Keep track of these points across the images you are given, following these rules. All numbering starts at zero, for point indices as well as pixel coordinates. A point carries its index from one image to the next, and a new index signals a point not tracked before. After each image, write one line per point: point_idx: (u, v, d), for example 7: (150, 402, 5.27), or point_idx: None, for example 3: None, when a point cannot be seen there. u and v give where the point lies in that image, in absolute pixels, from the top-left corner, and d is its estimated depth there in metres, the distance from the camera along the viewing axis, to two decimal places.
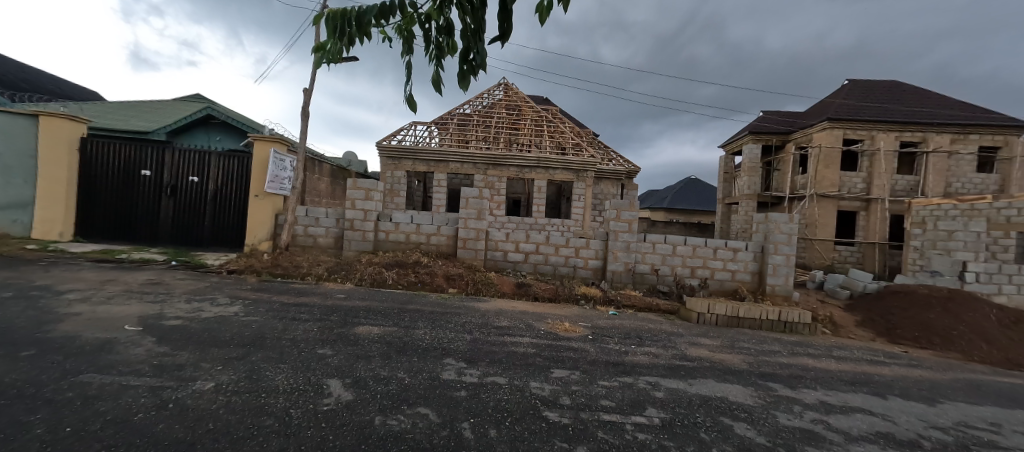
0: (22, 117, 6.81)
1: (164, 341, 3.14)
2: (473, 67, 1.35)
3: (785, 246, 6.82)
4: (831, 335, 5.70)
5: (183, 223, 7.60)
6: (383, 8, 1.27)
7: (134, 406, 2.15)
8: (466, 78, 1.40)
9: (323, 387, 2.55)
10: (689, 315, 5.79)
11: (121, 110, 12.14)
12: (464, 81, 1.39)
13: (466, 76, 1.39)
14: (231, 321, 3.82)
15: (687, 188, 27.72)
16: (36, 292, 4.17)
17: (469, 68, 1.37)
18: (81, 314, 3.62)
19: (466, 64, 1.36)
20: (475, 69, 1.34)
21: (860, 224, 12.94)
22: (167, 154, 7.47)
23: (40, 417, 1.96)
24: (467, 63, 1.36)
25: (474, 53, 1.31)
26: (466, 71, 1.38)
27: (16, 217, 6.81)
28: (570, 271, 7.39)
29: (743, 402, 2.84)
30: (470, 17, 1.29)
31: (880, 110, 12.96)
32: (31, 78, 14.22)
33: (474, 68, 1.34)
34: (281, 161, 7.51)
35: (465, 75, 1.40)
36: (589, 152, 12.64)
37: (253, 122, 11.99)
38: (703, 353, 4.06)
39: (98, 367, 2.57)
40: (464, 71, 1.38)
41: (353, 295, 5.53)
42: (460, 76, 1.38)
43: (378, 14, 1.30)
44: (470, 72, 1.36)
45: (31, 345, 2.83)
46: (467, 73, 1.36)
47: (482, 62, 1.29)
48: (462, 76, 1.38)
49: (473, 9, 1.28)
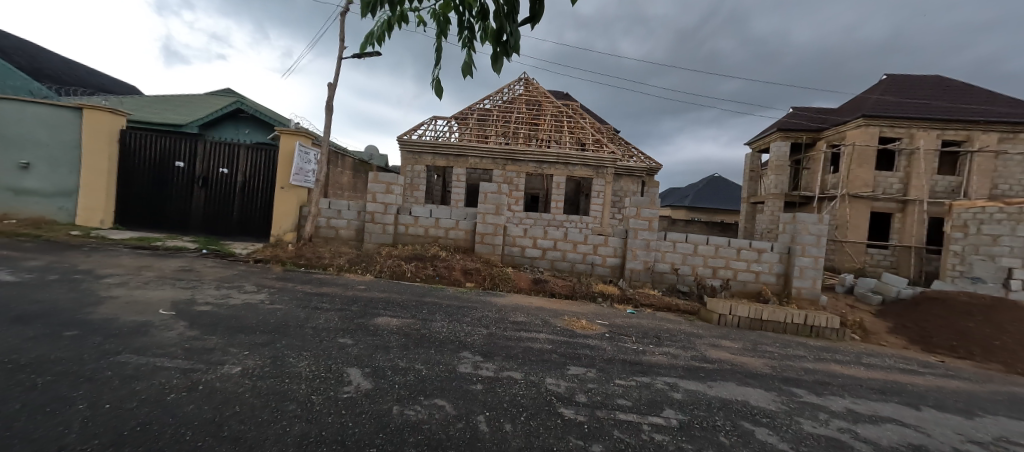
0: (68, 109, 7.17)
1: (196, 326, 3.27)
2: (505, 50, 1.31)
3: (814, 247, 6.59)
4: (861, 341, 5.47)
5: (213, 213, 7.89)
6: None
7: (167, 386, 2.25)
8: (498, 62, 1.36)
9: (343, 375, 2.61)
10: (710, 317, 5.66)
11: (157, 104, 12.67)
12: (495, 64, 1.35)
13: (498, 60, 1.35)
14: (257, 308, 3.95)
15: (710, 185, 27.05)
16: (78, 276, 4.42)
17: (501, 51, 1.34)
18: (118, 297, 3.82)
19: (499, 46, 1.33)
20: (507, 52, 1.30)
21: (895, 226, 12.35)
22: (199, 145, 7.76)
23: (82, 393, 2.09)
24: (500, 46, 1.33)
25: (506, 36, 1.29)
26: (498, 53, 1.34)
27: (61, 204, 7.21)
28: (587, 268, 7.33)
29: (765, 407, 2.76)
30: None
31: (920, 107, 12.31)
32: (75, 73, 15.01)
33: (506, 49, 1.32)
34: (306, 155, 7.69)
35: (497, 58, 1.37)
36: (610, 148, 12.50)
37: (280, 116, 12.30)
38: (724, 355, 3.97)
39: (134, 349, 2.70)
40: (496, 54, 1.35)
41: (373, 287, 5.64)
42: (492, 59, 1.33)
43: None
44: (502, 55, 1.31)
45: (75, 326, 3.00)
46: (499, 56, 1.34)
47: (514, 46, 1.27)
48: (493, 58, 1.34)
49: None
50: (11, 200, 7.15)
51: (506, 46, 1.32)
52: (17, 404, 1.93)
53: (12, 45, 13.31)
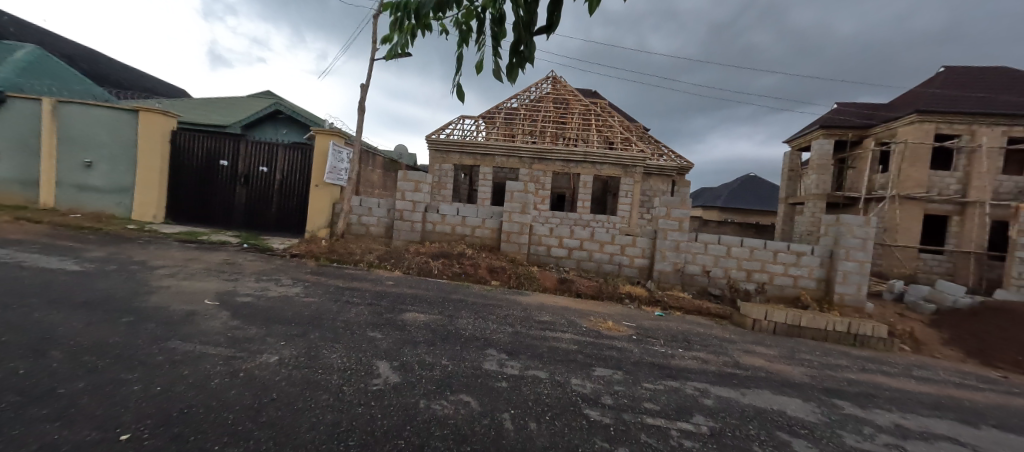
0: (126, 112, 7.73)
1: (237, 316, 3.46)
2: (521, 60, 1.24)
3: (859, 251, 6.22)
4: (911, 352, 5.11)
5: (253, 210, 8.28)
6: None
7: (211, 372, 2.39)
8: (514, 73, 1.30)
9: (372, 368, 2.68)
10: (744, 321, 5.44)
11: (204, 107, 13.45)
12: (511, 75, 1.27)
13: (514, 71, 1.29)
14: (293, 301, 4.13)
15: (744, 185, 25.98)
16: (134, 267, 4.75)
17: (518, 62, 1.26)
18: (169, 287, 4.08)
19: (515, 56, 1.25)
20: (523, 63, 1.24)
21: (951, 230, 11.46)
22: (241, 145, 8.16)
23: (137, 376, 2.24)
24: (517, 56, 1.25)
25: (523, 46, 1.22)
26: (515, 64, 1.27)
27: (119, 200, 7.80)
28: (614, 269, 7.21)
29: (803, 417, 2.63)
30: (522, 9, 1.23)
31: (983, 101, 11.35)
32: (132, 78, 16.15)
33: (523, 60, 1.23)
34: (339, 154, 7.98)
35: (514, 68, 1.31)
36: (639, 147, 12.26)
37: (315, 117, 12.77)
38: (759, 362, 3.80)
39: (182, 336, 2.89)
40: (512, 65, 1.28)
41: (401, 283, 5.78)
42: (507, 70, 1.26)
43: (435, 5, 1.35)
44: (518, 66, 1.25)
45: (131, 313, 3.23)
46: (515, 67, 1.27)
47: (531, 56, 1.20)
48: (509, 69, 1.26)
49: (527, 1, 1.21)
50: (77, 195, 7.80)
51: (524, 56, 1.24)
52: (82, 383, 2.10)
53: (79, 53, 14.46)
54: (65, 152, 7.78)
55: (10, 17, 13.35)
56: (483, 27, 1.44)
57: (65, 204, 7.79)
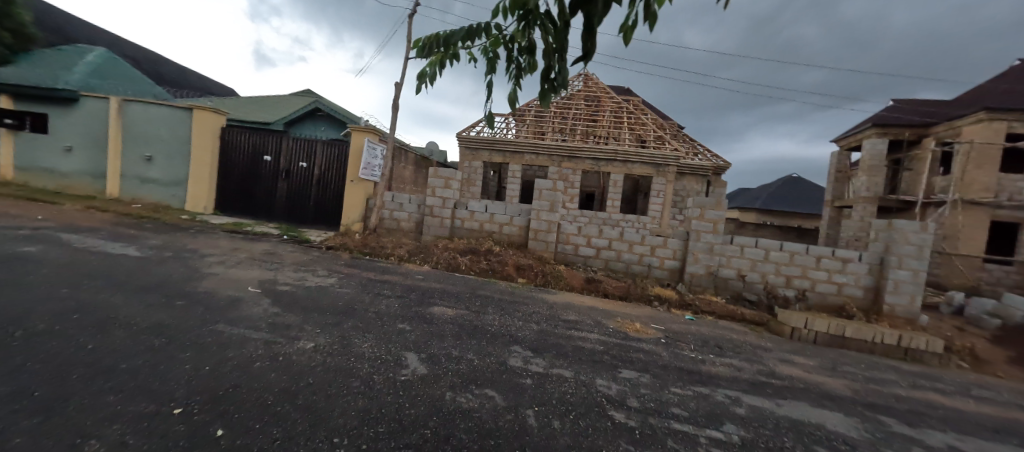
0: (181, 110, 8.30)
1: (277, 303, 3.65)
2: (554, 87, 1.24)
3: (913, 259, 5.80)
4: (971, 370, 4.71)
5: (293, 203, 8.68)
6: (468, 31, 1.38)
7: (253, 355, 2.54)
8: (546, 98, 1.35)
9: (401, 358, 2.77)
10: (782, 330, 5.19)
11: (251, 105, 14.20)
12: (543, 100, 1.34)
13: (545, 95, 1.35)
14: (329, 291, 4.32)
15: (785, 187, 24.69)
16: (186, 254, 5.11)
17: (550, 87, 1.32)
18: (217, 274, 4.37)
19: (547, 83, 1.30)
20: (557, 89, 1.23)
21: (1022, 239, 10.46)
22: (283, 141, 8.57)
23: (188, 355, 2.42)
24: (549, 82, 1.31)
25: (555, 73, 1.25)
26: (547, 90, 1.32)
27: (175, 192, 8.41)
28: (643, 270, 7.06)
29: (844, 433, 2.49)
30: (552, 38, 1.21)
31: None
32: (186, 78, 17.28)
33: (555, 86, 1.29)
34: (373, 150, 8.30)
35: (546, 94, 1.36)
36: (672, 145, 11.90)
37: (352, 115, 13.23)
38: (796, 372, 3.62)
39: (228, 320, 3.08)
40: (544, 91, 1.33)
41: (430, 277, 5.91)
42: (540, 95, 1.33)
43: (465, 35, 1.40)
44: (550, 92, 1.31)
45: (183, 297, 3.48)
46: (548, 93, 1.31)
47: (563, 83, 1.23)
48: (542, 95, 1.32)
49: (557, 27, 1.20)
50: (138, 187, 8.46)
51: (555, 83, 1.29)
52: (140, 360, 2.29)
53: (141, 56, 15.64)
54: (127, 147, 8.44)
55: (85, 23, 14.61)
56: (512, 54, 1.47)
57: (127, 195, 8.46)
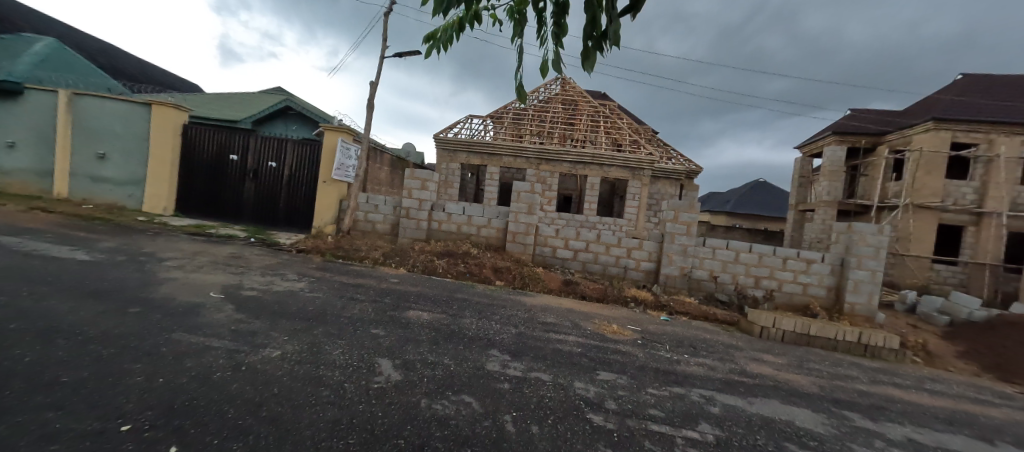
0: (140, 105, 7.86)
1: (242, 309, 3.46)
2: (599, 43, 1.14)
3: (871, 260, 6.11)
4: (924, 364, 4.99)
5: (262, 204, 8.33)
6: None
7: (214, 365, 2.38)
8: (589, 57, 1.19)
9: (375, 365, 2.67)
10: (751, 329, 5.35)
11: (216, 101, 13.57)
12: (586, 59, 1.18)
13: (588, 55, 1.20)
14: (298, 295, 4.15)
15: (753, 191, 25.65)
16: (143, 258, 4.79)
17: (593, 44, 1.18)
18: (176, 279, 4.12)
19: (590, 38, 1.15)
20: (601, 45, 1.13)
21: (966, 241, 11.22)
22: (250, 139, 8.22)
23: (141, 366, 2.25)
24: (592, 39, 1.16)
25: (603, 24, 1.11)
26: (589, 49, 1.17)
27: (132, 191, 7.95)
28: (620, 272, 7.15)
29: (813, 429, 2.57)
30: None
31: (1002, 109, 11.07)
32: (145, 72, 16.38)
33: (600, 43, 1.14)
34: (347, 150, 8.08)
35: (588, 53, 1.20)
36: (648, 150, 12.15)
37: (325, 114, 12.85)
38: (766, 370, 3.73)
39: (188, 328, 2.89)
40: (586, 49, 1.18)
41: (406, 280, 5.78)
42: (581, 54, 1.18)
43: None
44: (594, 48, 1.15)
45: (137, 303, 3.25)
46: (591, 49, 1.15)
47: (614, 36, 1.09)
48: (584, 54, 1.17)
49: None
50: (90, 187, 7.92)
51: (600, 38, 1.14)
52: (85, 373, 2.10)
53: (97, 48, 14.76)
54: (78, 144, 7.89)
55: (32, 10, 13.62)
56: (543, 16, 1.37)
57: (78, 195, 7.92)
